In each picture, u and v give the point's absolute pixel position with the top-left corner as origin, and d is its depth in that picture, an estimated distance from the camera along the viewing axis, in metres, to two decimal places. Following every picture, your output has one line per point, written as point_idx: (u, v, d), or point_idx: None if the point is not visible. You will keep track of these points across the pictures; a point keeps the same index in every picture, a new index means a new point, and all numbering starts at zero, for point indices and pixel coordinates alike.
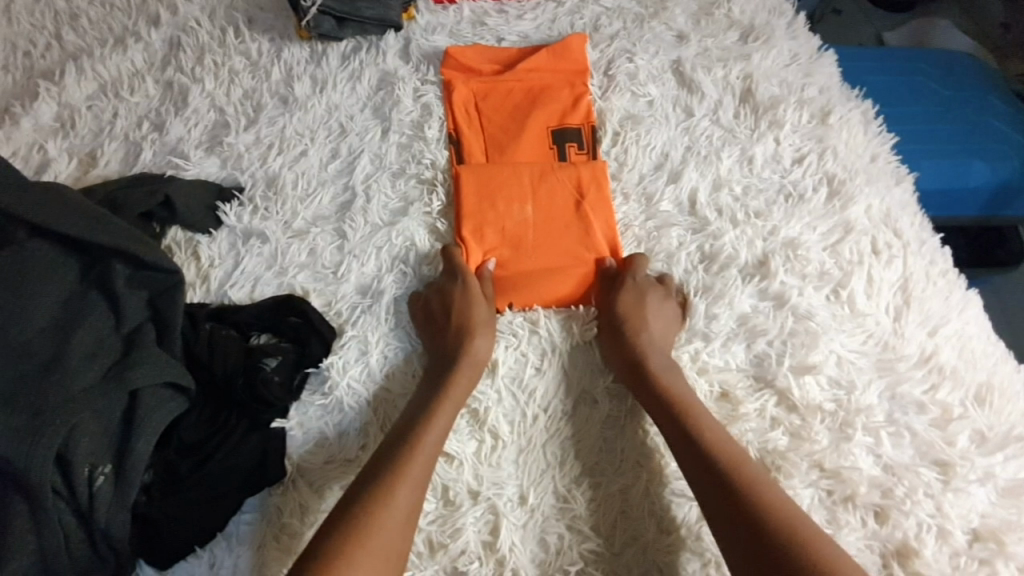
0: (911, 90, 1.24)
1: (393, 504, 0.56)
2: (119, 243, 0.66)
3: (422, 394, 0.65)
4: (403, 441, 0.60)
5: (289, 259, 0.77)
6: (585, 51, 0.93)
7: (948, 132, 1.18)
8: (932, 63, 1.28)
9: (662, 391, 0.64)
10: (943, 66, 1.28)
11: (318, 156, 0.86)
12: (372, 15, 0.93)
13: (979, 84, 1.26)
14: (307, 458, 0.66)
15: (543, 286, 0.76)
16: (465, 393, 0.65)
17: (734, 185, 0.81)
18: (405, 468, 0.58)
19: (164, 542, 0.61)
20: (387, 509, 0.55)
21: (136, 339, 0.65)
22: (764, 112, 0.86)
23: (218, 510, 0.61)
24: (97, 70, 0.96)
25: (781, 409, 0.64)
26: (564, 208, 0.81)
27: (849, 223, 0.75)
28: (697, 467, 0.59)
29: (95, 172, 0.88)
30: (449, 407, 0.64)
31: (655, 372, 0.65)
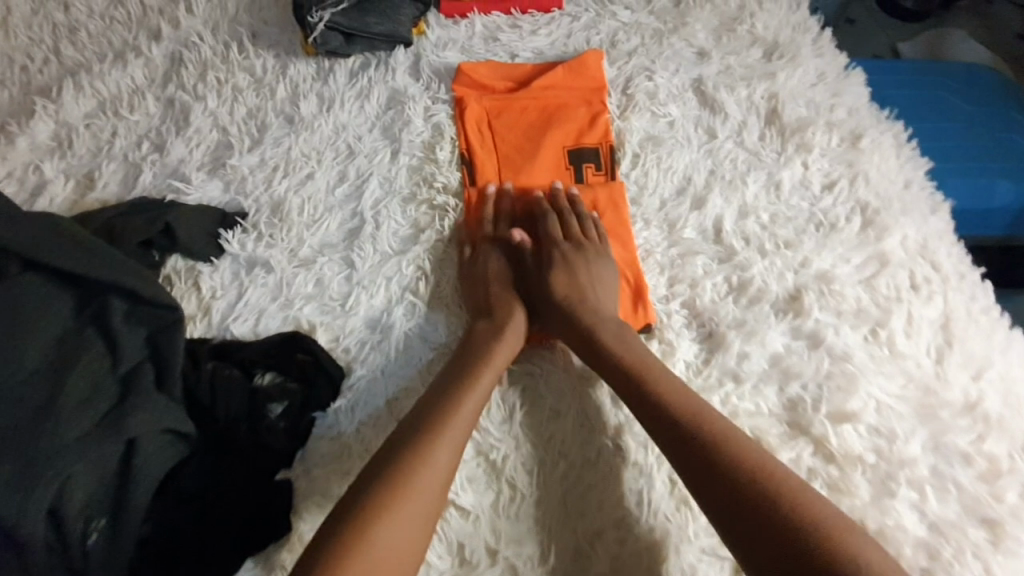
0: (933, 105, 1.20)
1: (412, 498, 0.54)
2: (116, 279, 0.63)
3: (441, 383, 0.64)
4: (422, 431, 0.59)
5: (295, 290, 0.74)
6: (603, 67, 0.89)
7: (971, 150, 1.13)
8: (954, 78, 1.24)
9: (656, 399, 0.61)
10: (965, 82, 1.24)
11: (325, 179, 0.82)
12: (382, 31, 0.89)
13: (1002, 101, 1.22)
14: (310, 517, 0.61)
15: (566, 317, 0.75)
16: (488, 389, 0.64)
17: (761, 212, 0.77)
18: (426, 459, 0.57)
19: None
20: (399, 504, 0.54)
21: (134, 381, 0.62)
22: (792, 134, 0.82)
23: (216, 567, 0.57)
24: (96, 87, 0.93)
25: (818, 459, 0.61)
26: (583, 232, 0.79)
27: (885, 256, 0.72)
28: (702, 475, 0.55)
29: (92, 195, 0.84)
30: (471, 402, 0.62)
31: (645, 378, 0.63)
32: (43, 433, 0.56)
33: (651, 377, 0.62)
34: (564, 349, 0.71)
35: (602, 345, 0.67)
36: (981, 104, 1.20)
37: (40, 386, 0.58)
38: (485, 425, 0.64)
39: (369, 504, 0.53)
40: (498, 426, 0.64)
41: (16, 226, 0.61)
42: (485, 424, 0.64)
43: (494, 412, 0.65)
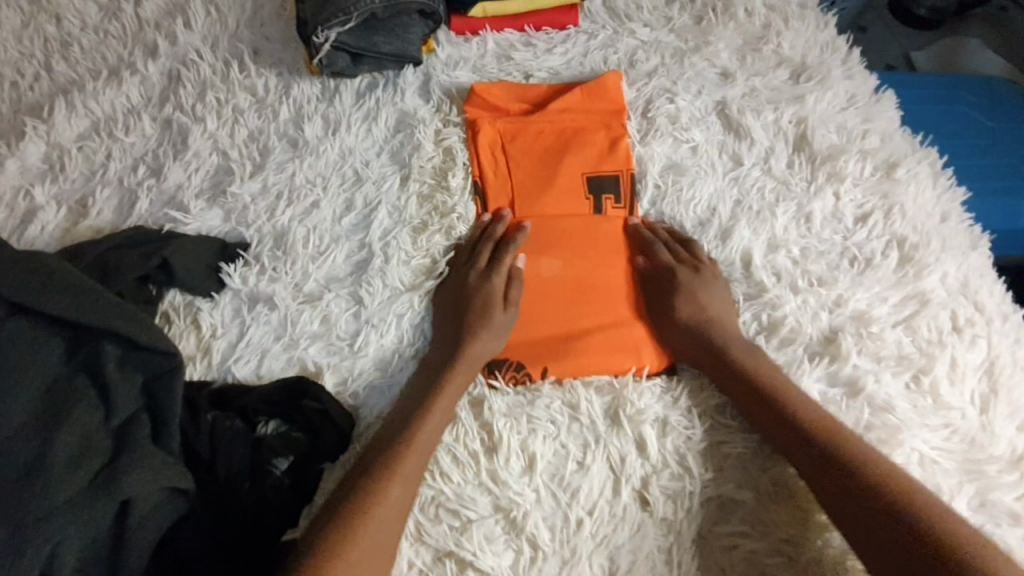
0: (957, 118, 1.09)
1: (386, 503, 0.55)
2: (106, 322, 0.58)
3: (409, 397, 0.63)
4: (398, 437, 0.59)
5: (299, 329, 0.70)
6: (622, 90, 0.84)
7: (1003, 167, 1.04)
8: (978, 87, 1.14)
9: (781, 409, 0.61)
10: (990, 90, 1.13)
11: (331, 208, 0.78)
12: (391, 50, 0.84)
13: None
14: None
15: (620, 345, 0.69)
16: (460, 391, 0.64)
17: (792, 246, 0.73)
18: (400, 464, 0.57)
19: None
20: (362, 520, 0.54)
21: (128, 433, 0.57)
22: (822, 162, 0.78)
23: None
24: (90, 106, 0.88)
25: None
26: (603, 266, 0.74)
27: (925, 295, 0.69)
28: (842, 496, 0.55)
29: (85, 223, 0.80)
30: (446, 403, 0.62)
31: (763, 384, 0.62)
32: (31, 496, 0.51)
33: (769, 384, 0.62)
34: (586, 389, 0.65)
35: (716, 351, 0.66)
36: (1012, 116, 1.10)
37: (29, 442, 0.54)
38: (503, 479, 0.59)
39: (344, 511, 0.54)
40: (518, 480, 0.60)
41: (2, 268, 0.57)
42: (504, 478, 0.59)
43: (514, 465, 0.60)
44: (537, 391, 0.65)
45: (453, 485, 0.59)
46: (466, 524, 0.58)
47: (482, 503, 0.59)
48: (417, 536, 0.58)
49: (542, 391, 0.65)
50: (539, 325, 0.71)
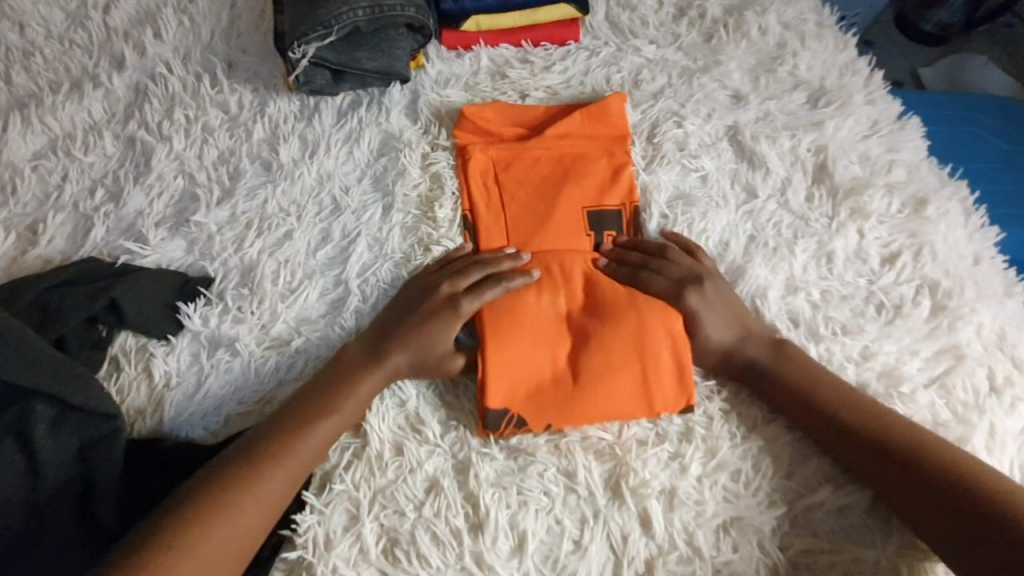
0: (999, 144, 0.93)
1: (263, 489, 0.51)
2: (38, 383, 0.52)
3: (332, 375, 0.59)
4: (295, 424, 0.55)
5: (265, 379, 0.63)
6: (625, 113, 0.77)
7: None
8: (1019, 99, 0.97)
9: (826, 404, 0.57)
10: None
11: (305, 239, 0.71)
12: (375, 67, 0.77)
13: None
14: None
15: (628, 390, 0.59)
16: (380, 387, 0.59)
17: (812, 289, 0.66)
18: (283, 456, 0.53)
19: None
20: (248, 497, 0.51)
21: (58, 511, 0.51)
22: (844, 197, 0.71)
23: None
24: (47, 122, 0.81)
25: None
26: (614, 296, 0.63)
27: (960, 349, 0.62)
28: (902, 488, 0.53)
29: (35, 252, 0.72)
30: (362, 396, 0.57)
31: (813, 390, 0.58)
32: None
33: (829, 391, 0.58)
34: (584, 454, 0.58)
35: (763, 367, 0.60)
36: None
37: None
38: (489, 562, 0.53)
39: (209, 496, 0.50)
40: (505, 563, 0.53)
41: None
42: (490, 562, 0.53)
43: (501, 545, 0.54)
44: (531, 454, 0.58)
45: (432, 569, 0.53)
46: None
47: None
48: None
49: (536, 456, 0.58)
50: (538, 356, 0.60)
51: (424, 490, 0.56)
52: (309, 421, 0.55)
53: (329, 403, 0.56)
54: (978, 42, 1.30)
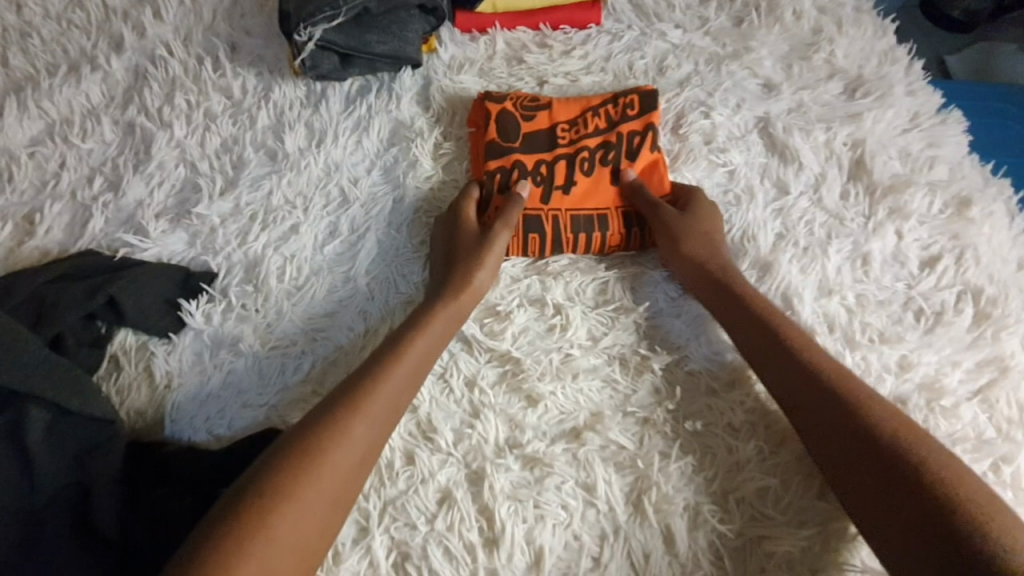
0: None
1: (348, 442, 0.49)
2: (31, 388, 0.49)
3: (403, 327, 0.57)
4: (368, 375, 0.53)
5: (269, 381, 0.60)
6: (655, 107, 0.71)
7: None
8: None
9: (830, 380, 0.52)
10: None
11: (312, 233, 0.68)
12: (386, 51, 0.73)
13: None
14: None
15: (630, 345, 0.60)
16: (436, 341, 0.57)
17: (847, 292, 0.63)
18: (337, 444, 0.48)
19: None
20: (336, 449, 0.48)
21: (52, 518, 0.49)
22: (883, 195, 0.67)
23: None
24: (44, 106, 0.78)
25: None
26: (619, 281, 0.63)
27: (1005, 360, 0.58)
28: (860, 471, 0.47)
29: (31, 243, 0.69)
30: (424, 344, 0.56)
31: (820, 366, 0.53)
32: None
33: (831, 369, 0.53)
34: (604, 465, 0.55)
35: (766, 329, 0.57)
36: None
37: None
38: None
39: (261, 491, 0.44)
40: None
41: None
42: None
43: (517, 562, 0.51)
44: (548, 465, 0.55)
45: None
46: None
47: None
48: None
49: (554, 467, 0.55)
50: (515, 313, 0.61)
51: (437, 501, 0.53)
52: (361, 399, 0.51)
53: (376, 385, 0.52)
54: (1012, 30, 1.25)
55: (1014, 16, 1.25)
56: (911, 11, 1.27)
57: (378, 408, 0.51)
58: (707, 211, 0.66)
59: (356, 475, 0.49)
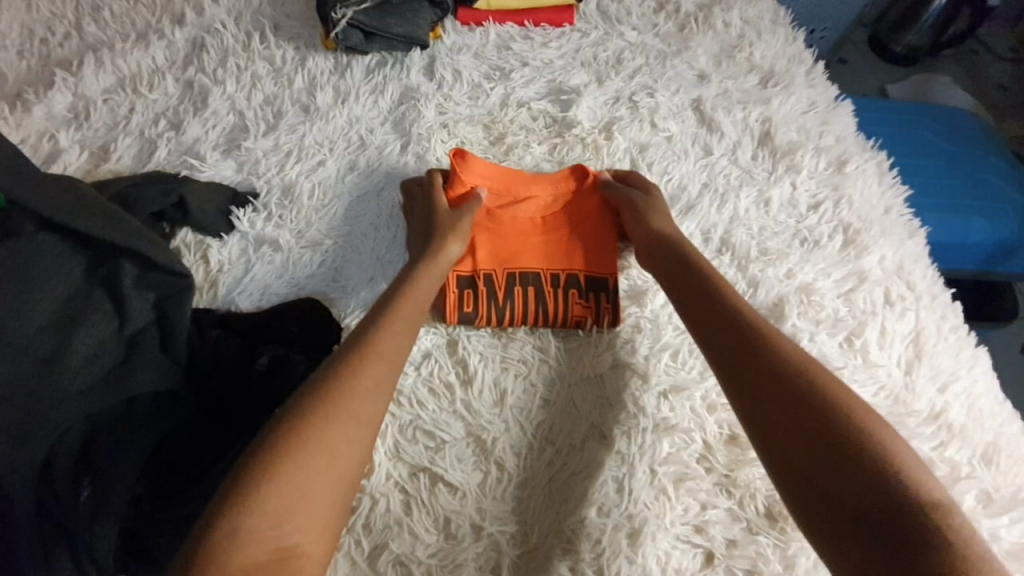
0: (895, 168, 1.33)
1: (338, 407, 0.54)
2: (126, 242, 0.64)
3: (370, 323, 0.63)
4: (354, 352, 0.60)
5: (300, 270, 0.77)
6: (576, 172, 0.83)
7: (942, 203, 1.27)
8: (891, 137, 1.38)
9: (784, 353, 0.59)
10: (903, 140, 1.37)
11: (336, 166, 0.85)
12: (401, 32, 0.93)
13: (942, 148, 1.36)
14: None
15: (596, 267, 0.78)
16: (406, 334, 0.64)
17: (751, 224, 0.81)
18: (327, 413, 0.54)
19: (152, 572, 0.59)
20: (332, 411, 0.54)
21: (139, 342, 0.64)
22: (782, 156, 0.87)
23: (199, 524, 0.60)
24: (117, 64, 0.95)
25: None
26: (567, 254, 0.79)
27: (863, 272, 0.76)
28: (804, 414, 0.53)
29: (106, 166, 0.85)
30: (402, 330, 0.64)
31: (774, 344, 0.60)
32: (47, 387, 0.57)
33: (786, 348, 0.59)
34: (555, 337, 0.72)
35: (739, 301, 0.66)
36: (927, 159, 1.34)
37: (42, 344, 0.59)
38: (476, 408, 0.66)
39: (223, 514, 0.45)
40: (489, 409, 0.66)
41: (15, 176, 0.61)
42: (477, 407, 0.66)
43: (485, 397, 0.67)
44: (512, 335, 0.72)
45: (429, 411, 0.65)
46: (440, 445, 0.64)
47: (455, 427, 0.65)
48: (395, 453, 0.63)
49: (517, 335, 0.72)
50: (509, 281, 0.75)
51: (422, 356, 0.69)
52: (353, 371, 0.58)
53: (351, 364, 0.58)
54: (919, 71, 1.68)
55: (911, 63, 1.67)
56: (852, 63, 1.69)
57: (362, 401, 0.56)
58: (658, 201, 0.80)
59: (351, 433, 0.54)
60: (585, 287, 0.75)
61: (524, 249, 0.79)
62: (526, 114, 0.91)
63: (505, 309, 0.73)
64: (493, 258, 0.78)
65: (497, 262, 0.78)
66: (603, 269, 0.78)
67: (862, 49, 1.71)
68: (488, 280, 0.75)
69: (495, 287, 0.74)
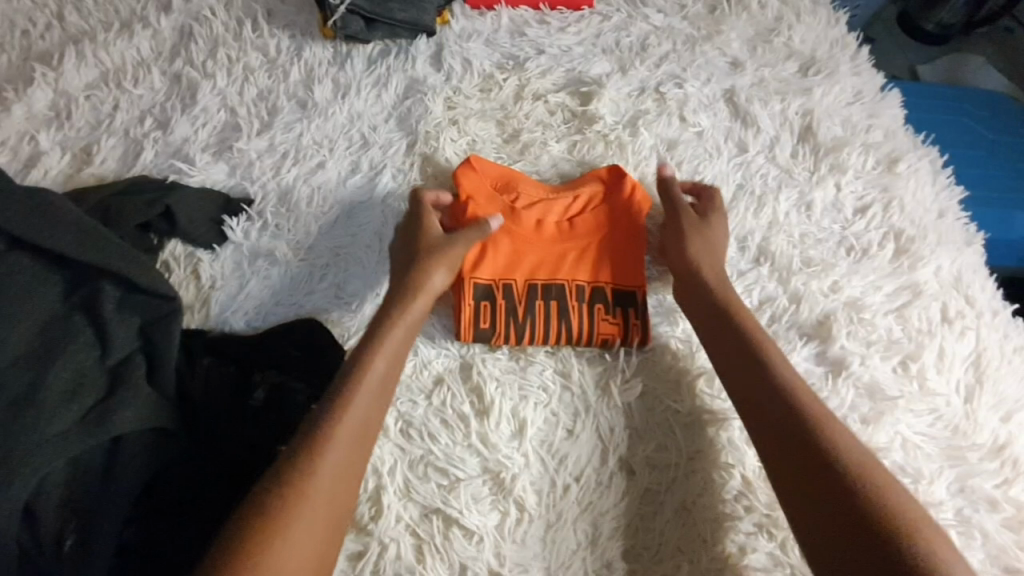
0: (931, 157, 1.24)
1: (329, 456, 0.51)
2: (105, 262, 0.58)
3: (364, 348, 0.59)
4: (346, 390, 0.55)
5: (299, 285, 0.70)
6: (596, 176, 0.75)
7: (982, 196, 1.18)
8: (926, 124, 1.28)
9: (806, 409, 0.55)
10: (939, 128, 1.28)
11: (337, 169, 0.79)
12: (406, 17, 0.85)
13: (981, 137, 1.27)
14: None
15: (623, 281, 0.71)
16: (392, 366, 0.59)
17: (791, 230, 0.74)
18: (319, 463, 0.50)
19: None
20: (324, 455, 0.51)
21: (124, 373, 0.57)
22: (825, 154, 0.79)
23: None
24: (100, 56, 0.88)
25: None
26: (592, 265, 0.72)
27: (918, 286, 0.69)
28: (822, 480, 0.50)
29: (90, 171, 0.79)
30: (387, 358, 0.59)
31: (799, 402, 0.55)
32: (22, 430, 0.51)
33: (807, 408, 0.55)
34: (578, 360, 0.66)
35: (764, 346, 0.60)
36: (964, 149, 1.25)
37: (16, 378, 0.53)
38: (493, 441, 0.60)
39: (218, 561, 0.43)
40: (507, 442, 0.61)
41: None
42: (494, 440, 0.60)
43: (503, 429, 0.61)
44: (531, 358, 0.66)
45: (442, 445, 0.60)
46: (454, 483, 0.58)
47: (470, 463, 0.59)
48: (406, 491, 0.58)
49: (536, 358, 0.66)
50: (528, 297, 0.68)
51: (433, 382, 0.63)
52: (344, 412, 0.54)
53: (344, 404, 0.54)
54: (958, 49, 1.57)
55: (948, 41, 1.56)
56: (886, 41, 1.58)
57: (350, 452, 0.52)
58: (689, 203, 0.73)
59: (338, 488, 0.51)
60: (611, 302, 0.69)
61: (545, 259, 0.71)
62: (542, 108, 0.84)
63: (524, 329, 0.66)
64: (511, 269, 0.70)
65: (516, 274, 0.70)
66: (631, 281, 0.71)
67: (891, 27, 1.59)
68: (505, 294, 0.68)
69: (514, 303, 0.68)
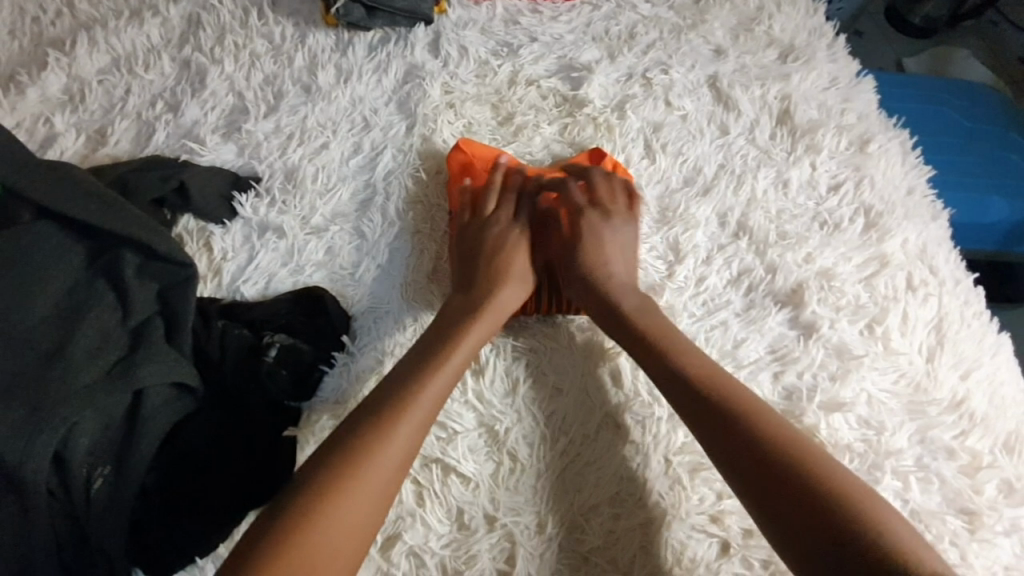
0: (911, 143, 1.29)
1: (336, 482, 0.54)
2: (122, 228, 0.62)
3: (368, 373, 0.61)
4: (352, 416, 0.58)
5: (305, 257, 0.75)
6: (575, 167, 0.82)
7: (958, 180, 1.23)
8: (908, 112, 1.33)
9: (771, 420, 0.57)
10: (920, 116, 1.32)
11: (340, 150, 0.83)
12: (404, 5, 0.91)
13: (959, 125, 1.32)
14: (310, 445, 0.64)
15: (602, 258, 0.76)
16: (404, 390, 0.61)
17: (769, 206, 0.78)
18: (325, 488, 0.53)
19: (163, 567, 0.58)
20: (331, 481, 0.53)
21: (144, 333, 0.62)
22: (802, 135, 0.84)
23: (205, 515, 0.59)
24: (111, 43, 0.92)
25: None
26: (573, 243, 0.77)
27: (885, 257, 0.74)
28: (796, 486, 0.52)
29: (104, 151, 0.82)
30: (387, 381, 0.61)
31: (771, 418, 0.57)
32: (53, 380, 0.56)
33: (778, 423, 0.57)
34: (569, 324, 0.72)
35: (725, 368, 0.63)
36: (944, 136, 1.30)
37: (46, 337, 0.58)
38: (488, 398, 0.65)
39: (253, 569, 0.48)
40: (501, 399, 0.65)
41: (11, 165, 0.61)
42: (489, 397, 0.65)
43: (498, 387, 0.66)
44: (524, 323, 0.71)
45: None
46: (452, 436, 0.63)
47: (467, 418, 0.64)
48: None
49: (528, 324, 0.71)
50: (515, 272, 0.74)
51: None
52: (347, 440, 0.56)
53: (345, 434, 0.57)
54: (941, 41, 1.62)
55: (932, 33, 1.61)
56: (872, 33, 1.63)
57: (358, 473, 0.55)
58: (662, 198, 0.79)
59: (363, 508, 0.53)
60: None
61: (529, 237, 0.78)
62: (535, 93, 0.88)
63: (521, 296, 0.72)
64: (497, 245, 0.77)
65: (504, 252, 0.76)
66: None
67: (876, 20, 1.64)
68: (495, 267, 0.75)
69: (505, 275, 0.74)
